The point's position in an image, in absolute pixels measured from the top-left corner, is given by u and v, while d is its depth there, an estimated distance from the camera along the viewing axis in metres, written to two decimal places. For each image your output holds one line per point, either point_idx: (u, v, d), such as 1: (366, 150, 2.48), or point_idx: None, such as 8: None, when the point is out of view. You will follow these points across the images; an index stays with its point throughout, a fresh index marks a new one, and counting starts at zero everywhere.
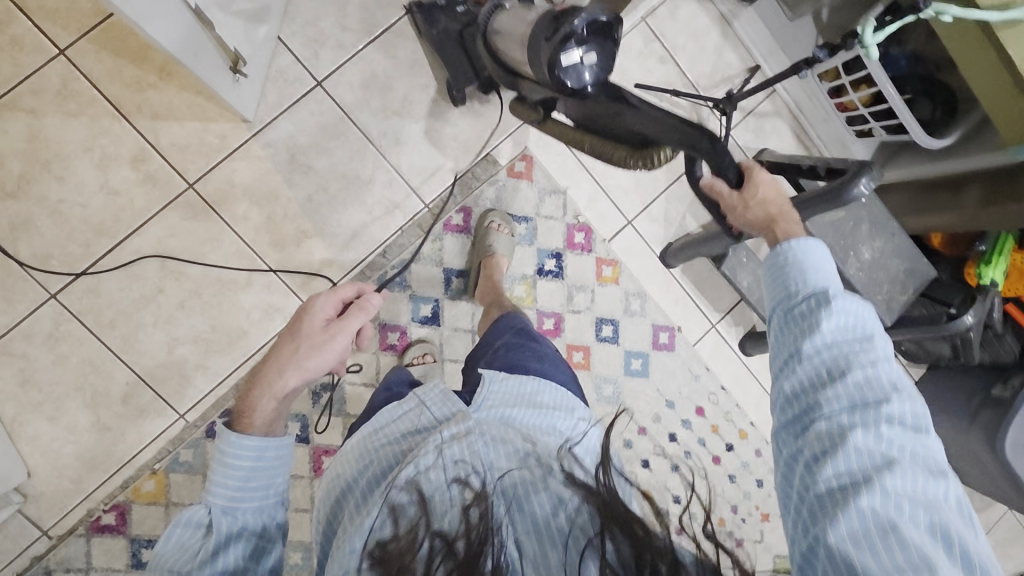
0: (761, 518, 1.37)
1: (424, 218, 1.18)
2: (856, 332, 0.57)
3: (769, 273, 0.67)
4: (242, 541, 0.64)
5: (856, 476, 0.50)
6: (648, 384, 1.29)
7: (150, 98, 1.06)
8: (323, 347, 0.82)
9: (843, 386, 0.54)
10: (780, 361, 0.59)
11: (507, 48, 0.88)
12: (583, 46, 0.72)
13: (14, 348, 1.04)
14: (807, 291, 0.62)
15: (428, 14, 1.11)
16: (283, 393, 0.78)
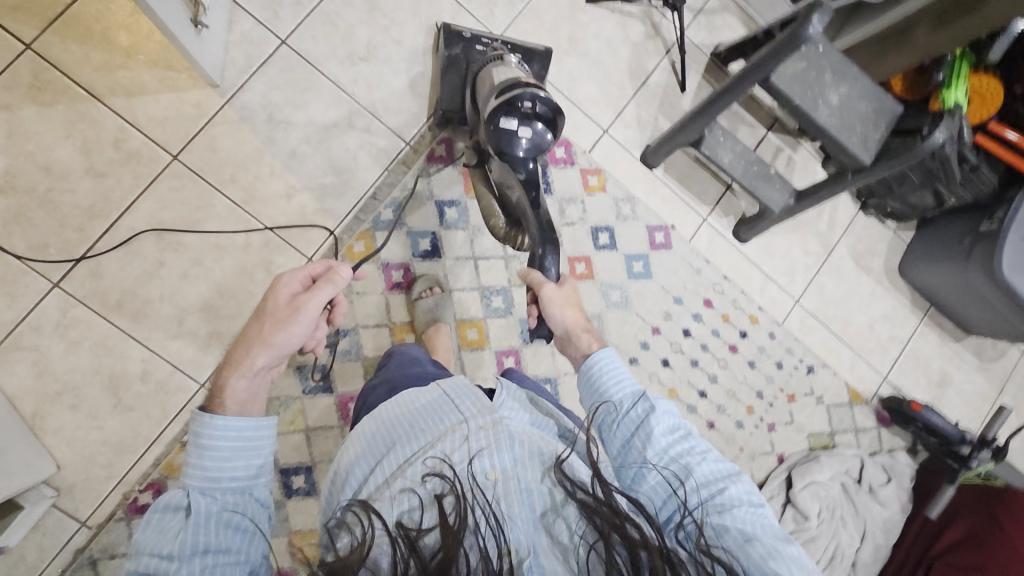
0: (787, 399, 1.39)
1: (408, 156, 1.21)
2: (677, 429, 0.75)
3: (586, 394, 0.81)
4: (224, 520, 0.64)
5: (730, 549, 0.65)
6: (653, 284, 1.31)
7: (122, 78, 1.08)
8: (290, 322, 0.77)
9: (691, 483, 0.70)
10: (631, 467, 0.73)
11: (478, 91, 1.05)
12: (524, 122, 0.94)
13: (25, 341, 1.03)
14: (628, 400, 0.76)
15: (449, 39, 1.14)
16: (253, 370, 0.75)
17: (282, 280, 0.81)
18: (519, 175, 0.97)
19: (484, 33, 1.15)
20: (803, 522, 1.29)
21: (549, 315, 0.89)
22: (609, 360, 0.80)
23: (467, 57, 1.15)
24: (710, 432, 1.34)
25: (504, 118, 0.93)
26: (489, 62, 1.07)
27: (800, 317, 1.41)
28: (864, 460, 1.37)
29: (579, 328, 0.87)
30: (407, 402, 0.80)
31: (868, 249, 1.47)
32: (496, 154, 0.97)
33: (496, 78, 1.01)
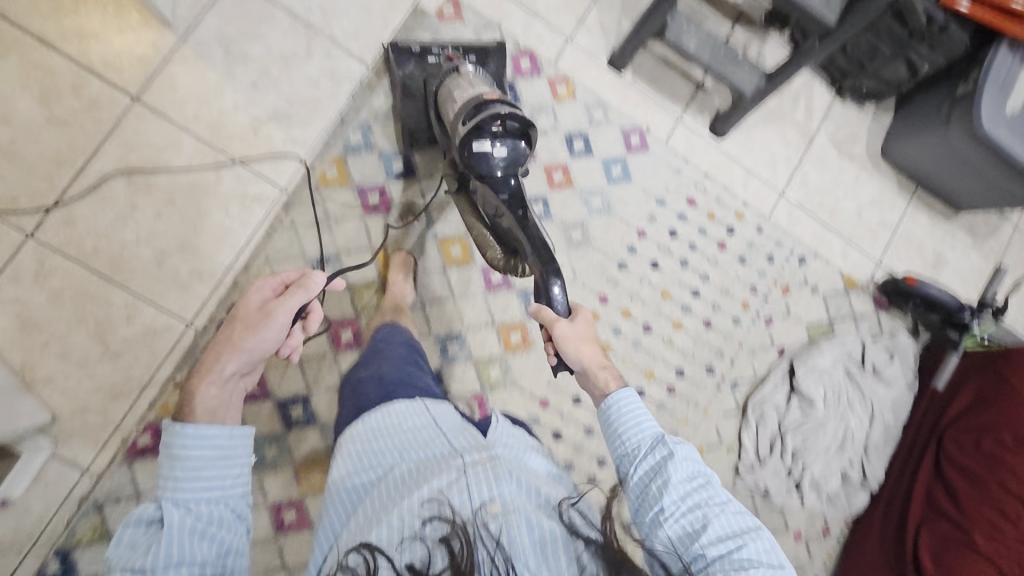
0: (781, 292, 1.38)
1: (371, 79, 1.19)
2: (695, 478, 0.68)
3: (606, 432, 0.75)
4: (198, 534, 0.60)
5: None
6: (634, 187, 1.30)
7: (73, 23, 1.07)
8: (260, 326, 0.75)
9: (709, 538, 0.64)
10: (646, 514, 0.67)
11: (444, 110, 0.97)
12: (495, 140, 0.88)
13: (5, 294, 1.03)
14: (646, 441, 0.71)
15: (398, 58, 1.07)
16: (224, 377, 0.72)
17: (253, 289, 0.80)
18: (502, 195, 0.88)
19: (433, 43, 1.08)
20: (810, 408, 1.30)
21: (566, 356, 0.81)
22: (628, 397, 0.74)
23: (424, 72, 1.08)
24: (707, 331, 1.33)
25: (476, 140, 0.86)
26: (447, 79, 1.00)
27: (787, 210, 1.40)
28: (865, 342, 1.36)
29: (597, 366, 0.80)
30: (404, 436, 0.76)
31: (848, 136, 1.45)
32: (475, 178, 0.90)
33: (460, 96, 0.95)
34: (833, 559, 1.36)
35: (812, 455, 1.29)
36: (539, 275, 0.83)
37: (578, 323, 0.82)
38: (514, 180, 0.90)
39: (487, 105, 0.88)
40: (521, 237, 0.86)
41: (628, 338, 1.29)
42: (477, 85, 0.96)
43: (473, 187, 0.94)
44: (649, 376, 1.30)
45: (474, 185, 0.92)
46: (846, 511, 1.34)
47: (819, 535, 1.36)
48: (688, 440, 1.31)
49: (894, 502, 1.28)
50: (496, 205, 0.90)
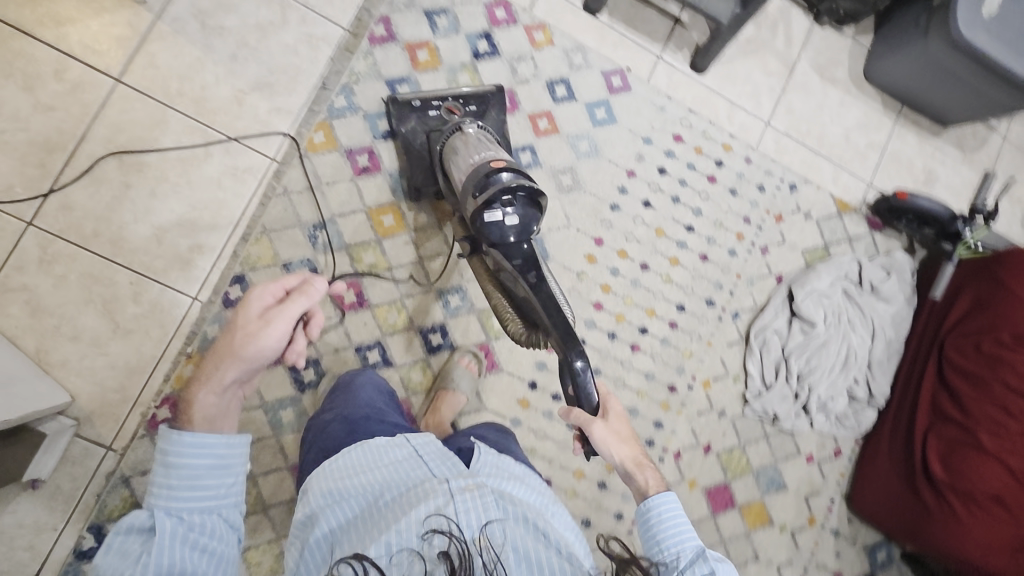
0: (775, 220, 1.39)
1: (349, 42, 1.20)
2: None
3: (644, 537, 0.79)
4: (187, 542, 0.65)
5: None
6: (619, 128, 1.31)
7: (48, 9, 1.08)
8: (260, 337, 0.76)
9: None
10: None
11: (454, 169, 1.01)
12: (505, 209, 0.90)
13: (13, 281, 1.05)
14: (684, 554, 0.75)
15: (399, 113, 1.15)
16: (222, 388, 0.75)
17: (253, 292, 0.78)
18: (517, 259, 0.88)
19: (432, 97, 1.16)
20: (811, 329, 1.31)
21: (607, 455, 0.87)
22: (673, 505, 0.79)
23: (426, 127, 1.15)
24: (705, 265, 1.35)
25: (487, 211, 0.89)
26: (452, 137, 1.06)
27: (774, 139, 1.41)
28: (862, 262, 1.37)
29: (634, 465, 0.87)
30: (387, 466, 0.74)
31: (830, 60, 1.45)
32: (489, 246, 0.91)
33: (470, 162, 0.98)
34: (847, 478, 1.39)
35: (817, 376, 1.31)
36: (559, 354, 0.82)
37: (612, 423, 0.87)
38: (527, 245, 0.90)
39: (496, 176, 0.92)
40: (539, 310, 0.85)
41: (626, 278, 1.31)
42: (484, 147, 1.00)
43: (488, 257, 0.95)
44: (650, 314, 1.32)
45: (490, 254, 0.93)
46: (856, 431, 1.37)
47: (831, 456, 1.39)
48: (695, 373, 1.33)
49: (901, 415, 1.30)
50: (509, 270, 0.90)
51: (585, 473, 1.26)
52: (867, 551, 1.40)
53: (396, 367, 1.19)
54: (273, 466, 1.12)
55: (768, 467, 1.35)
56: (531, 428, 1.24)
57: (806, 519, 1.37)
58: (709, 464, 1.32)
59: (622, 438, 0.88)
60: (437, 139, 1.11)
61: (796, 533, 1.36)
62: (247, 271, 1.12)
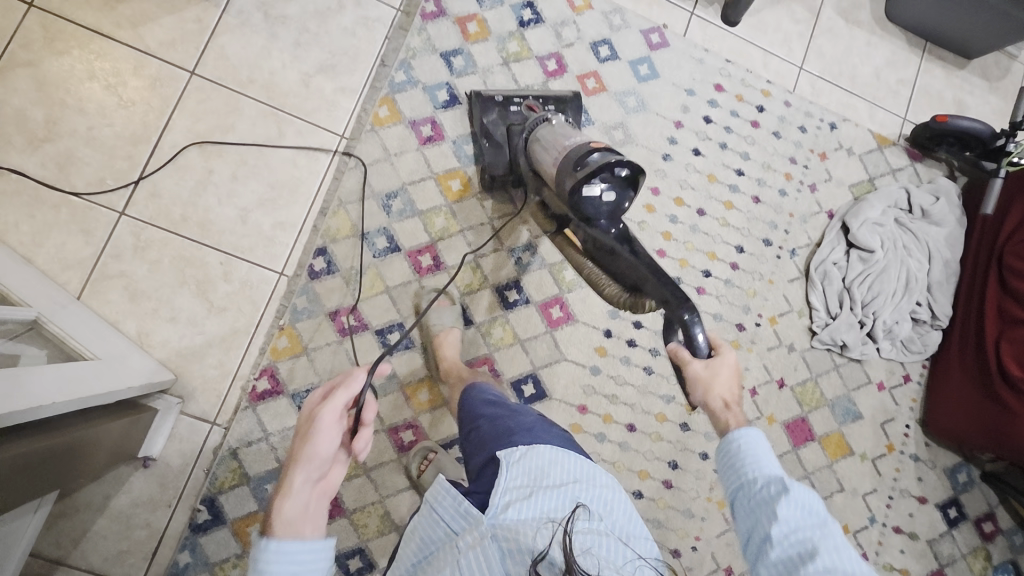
0: (819, 158, 1.43)
1: (402, 21, 1.25)
2: (810, 518, 0.67)
3: (726, 467, 0.77)
4: None
5: None
6: (662, 82, 1.36)
7: (123, 11, 1.14)
8: (311, 434, 0.64)
9: (814, 566, 0.63)
10: (756, 544, 0.69)
11: (542, 154, 1.03)
12: (603, 184, 0.89)
13: (111, 270, 1.09)
14: (762, 478, 0.72)
15: (483, 106, 1.21)
16: (294, 493, 0.61)
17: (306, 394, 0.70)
18: (609, 237, 0.90)
19: (515, 94, 1.22)
20: (870, 257, 1.34)
21: (696, 397, 0.82)
22: (750, 432, 0.77)
23: (506, 120, 1.20)
24: (758, 207, 1.39)
25: (586, 184, 0.88)
26: (539, 127, 1.09)
27: (809, 82, 1.46)
28: (909, 189, 1.41)
29: (721, 406, 0.80)
30: (418, 534, 0.77)
31: (853, 4, 1.51)
32: (583, 224, 0.92)
33: (564, 145, 0.98)
34: (919, 403, 1.42)
35: (880, 301, 1.34)
36: (669, 309, 0.84)
37: (714, 369, 0.81)
38: (617, 229, 0.90)
39: (596, 152, 0.91)
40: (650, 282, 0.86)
41: (685, 224, 1.35)
42: (574, 134, 1.01)
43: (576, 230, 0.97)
44: (712, 257, 1.35)
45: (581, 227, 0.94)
46: (923, 354, 1.39)
47: (901, 383, 1.41)
48: (761, 311, 1.36)
49: (968, 327, 1.33)
50: (603, 246, 0.92)
51: (667, 416, 1.28)
52: (948, 474, 1.41)
53: (477, 325, 1.22)
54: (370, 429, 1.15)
55: (842, 398, 1.38)
56: (610, 375, 1.26)
57: (884, 446, 1.39)
58: (784, 398, 1.35)
59: (717, 389, 0.81)
60: (518, 133, 1.15)
61: (877, 462, 1.38)
62: (328, 243, 1.17)
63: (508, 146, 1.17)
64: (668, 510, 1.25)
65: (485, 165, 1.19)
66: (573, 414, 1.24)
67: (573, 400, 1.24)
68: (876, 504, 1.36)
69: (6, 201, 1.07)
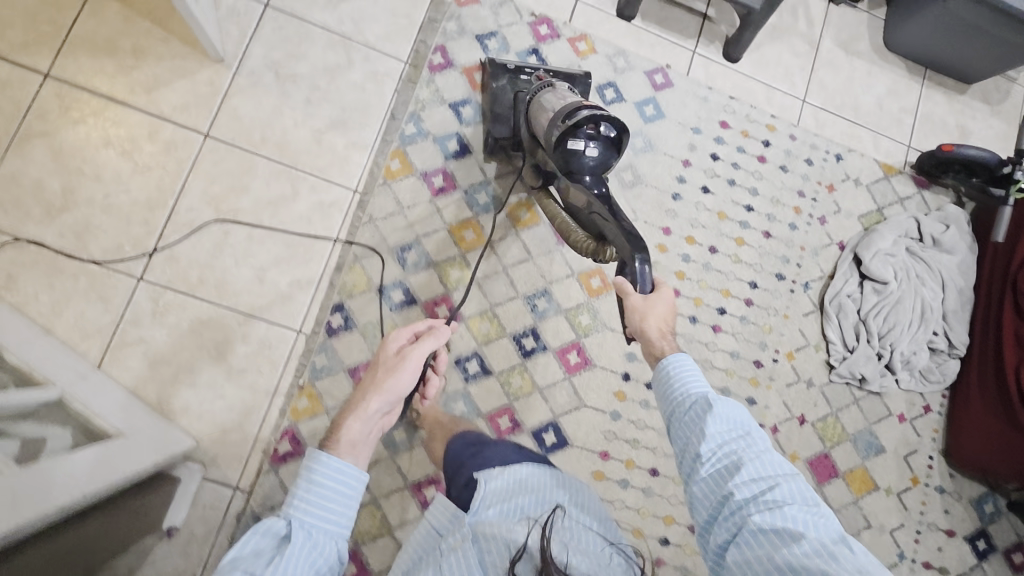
0: (828, 191, 1.44)
1: (410, 73, 1.27)
2: (734, 431, 0.74)
3: (659, 392, 0.83)
4: (307, 558, 0.68)
5: (783, 530, 0.64)
6: (669, 122, 1.37)
7: (137, 77, 1.15)
8: (398, 369, 0.87)
9: (742, 474, 0.70)
10: (688, 460, 0.75)
11: (536, 110, 1.08)
12: (587, 141, 0.97)
13: (130, 336, 1.09)
14: (692, 398, 0.78)
15: (493, 72, 1.21)
16: (369, 414, 0.84)
17: (392, 336, 0.93)
18: (592, 193, 0.95)
19: (525, 64, 1.22)
20: (884, 289, 1.35)
21: (633, 328, 0.89)
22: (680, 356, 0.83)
23: (515, 87, 1.20)
24: (769, 242, 1.39)
25: (571, 139, 0.96)
26: (541, 92, 1.09)
27: (813, 114, 1.47)
28: (919, 218, 1.41)
29: (657, 335, 0.86)
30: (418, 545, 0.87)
31: (852, 35, 1.52)
32: (567, 177, 0.99)
33: (557, 102, 1.03)
34: (940, 433, 1.41)
35: (897, 333, 1.34)
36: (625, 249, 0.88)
37: (655, 304, 0.88)
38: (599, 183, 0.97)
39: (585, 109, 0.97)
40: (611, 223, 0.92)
41: (698, 262, 1.35)
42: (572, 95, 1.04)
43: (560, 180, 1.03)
44: (726, 294, 1.35)
45: (565, 182, 1.01)
46: (942, 383, 1.39)
47: (921, 413, 1.40)
48: (778, 346, 1.36)
49: (986, 359, 1.33)
50: (586, 200, 0.97)
51: None
52: (973, 504, 1.40)
53: (495, 374, 1.22)
54: (394, 488, 1.16)
55: (863, 431, 1.37)
56: (631, 419, 1.26)
57: (909, 479, 1.38)
58: (805, 434, 1.34)
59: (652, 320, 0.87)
60: (523, 98, 1.14)
61: (902, 495, 1.37)
62: (345, 299, 1.17)
63: (512, 112, 1.18)
64: (696, 556, 1.24)
65: (488, 129, 1.20)
66: (595, 460, 1.23)
67: (595, 446, 1.24)
68: (903, 539, 1.35)
69: (26, 273, 1.07)
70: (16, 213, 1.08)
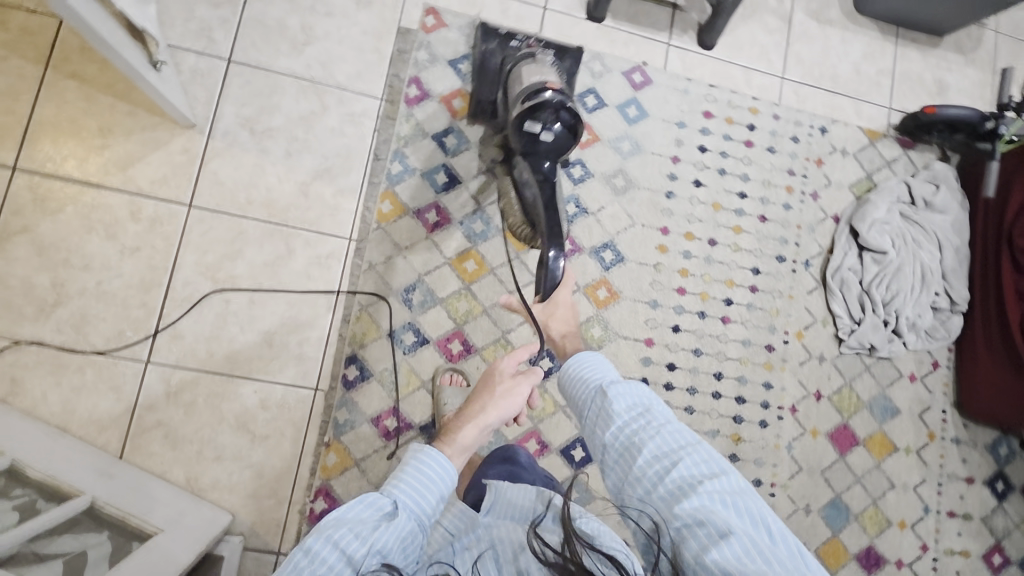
0: (817, 165, 1.44)
1: (387, 109, 1.24)
2: (638, 412, 0.72)
3: (565, 390, 0.82)
4: (399, 537, 0.68)
5: (698, 517, 0.61)
6: (652, 120, 1.36)
7: (109, 156, 1.11)
8: (516, 394, 0.88)
9: (648, 460, 0.67)
10: (600, 452, 0.73)
11: (511, 86, 1.07)
12: (544, 126, 0.97)
13: (148, 421, 1.08)
14: (595, 387, 0.77)
15: (485, 35, 1.16)
16: (484, 425, 0.86)
17: (504, 361, 0.92)
18: (538, 174, 0.97)
19: (519, 31, 1.17)
20: (883, 258, 1.36)
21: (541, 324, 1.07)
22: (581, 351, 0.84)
23: (505, 54, 1.15)
24: (766, 225, 1.40)
25: (529, 120, 0.97)
26: (523, 63, 1.08)
27: (793, 91, 1.46)
28: (908, 182, 1.43)
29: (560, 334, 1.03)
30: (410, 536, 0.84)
31: (822, 3, 1.51)
32: (520, 155, 1.00)
33: (525, 83, 1.03)
34: (952, 387, 1.44)
35: (901, 299, 1.35)
36: (543, 242, 0.91)
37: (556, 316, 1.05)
38: (548, 164, 0.98)
39: (545, 94, 0.98)
40: (539, 211, 0.94)
41: (699, 257, 1.35)
42: (545, 75, 1.04)
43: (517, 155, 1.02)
44: (731, 285, 1.36)
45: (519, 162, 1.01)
46: (949, 339, 1.41)
47: (931, 370, 1.43)
48: (787, 328, 1.37)
49: (989, 312, 1.36)
50: (529, 180, 0.98)
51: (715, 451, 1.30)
52: (989, 450, 1.44)
53: None
54: None
55: (878, 397, 1.40)
56: None
57: (926, 436, 1.41)
58: (823, 409, 1.37)
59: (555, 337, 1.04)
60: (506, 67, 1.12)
61: (921, 452, 1.41)
62: (357, 349, 1.16)
63: (497, 78, 1.15)
64: None
65: (474, 93, 1.19)
66: None
67: None
68: (928, 494, 1.39)
69: (31, 375, 1.05)
70: (10, 315, 1.06)
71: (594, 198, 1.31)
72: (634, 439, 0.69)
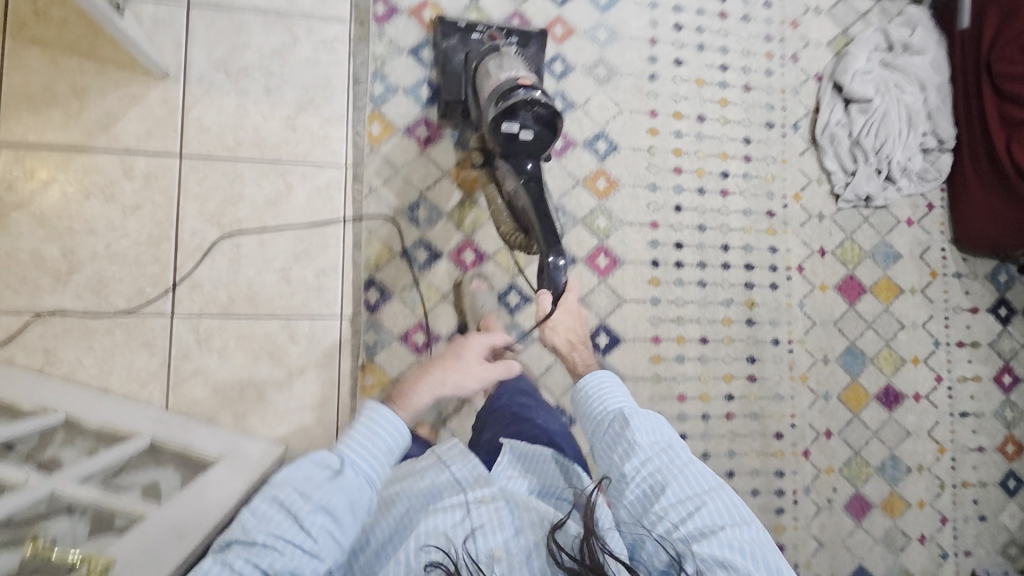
0: (792, 27, 1.44)
1: (359, 32, 1.22)
2: (660, 448, 0.77)
3: (583, 413, 0.86)
4: (347, 493, 0.71)
5: (720, 559, 0.65)
6: (624, 5, 1.35)
7: (89, 118, 1.10)
8: (479, 372, 0.94)
9: (668, 499, 0.71)
10: (617, 480, 0.77)
11: (481, 86, 1.04)
12: (522, 126, 0.94)
13: (185, 370, 1.11)
14: (615, 414, 0.82)
15: (445, 31, 1.18)
16: (440, 391, 0.91)
17: (476, 338, 0.98)
18: (522, 177, 0.97)
19: (479, 22, 1.18)
20: (869, 106, 1.37)
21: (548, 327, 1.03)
22: (602, 375, 0.88)
23: (468, 49, 1.16)
24: (751, 95, 1.40)
25: (506, 122, 0.93)
26: (489, 58, 1.07)
27: None
28: (885, 28, 1.44)
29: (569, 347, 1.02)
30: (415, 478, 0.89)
31: None
32: (501, 157, 0.98)
33: (495, 84, 1.00)
34: (947, 225, 1.49)
35: (891, 144, 1.38)
36: (541, 250, 0.94)
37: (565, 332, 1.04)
38: (531, 165, 0.98)
39: (517, 91, 0.93)
40: (529, 214, 0.96)
41: (690, 135, 1.36)
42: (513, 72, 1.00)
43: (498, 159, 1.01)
44: (725, 157, 1.38)
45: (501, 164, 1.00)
46: (939, 179, 1.45)
47: (926, 212, 1.48)
48: (784, 192, 1.40)
49: (976, 143, 1.37)
50: (515, 185, 0.98)
51: (732, 319, 1.35)
52: (990, 280, 1.49)
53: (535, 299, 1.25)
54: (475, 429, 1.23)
55: (880, 244, 1.44)
56: (670, 300, 1.32)
57: (929, 274, 1.47)
58: (829, 264, 1.41)
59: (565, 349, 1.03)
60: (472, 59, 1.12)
61: (926, 291, 1.46)
62: (375, 273, 1.19)
63: (464, 74, 1.14)
64: (760, 401, 1.36)
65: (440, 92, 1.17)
66: (649, 346, 1.31)
67: (646, 334, 1.31)
68: (936, 328, 1.46)
69: (62, 344, 1.07)
70: (28, 289, 1.06)
71: (579, 91, 1.31)
72: (657, 476, 0.74)
